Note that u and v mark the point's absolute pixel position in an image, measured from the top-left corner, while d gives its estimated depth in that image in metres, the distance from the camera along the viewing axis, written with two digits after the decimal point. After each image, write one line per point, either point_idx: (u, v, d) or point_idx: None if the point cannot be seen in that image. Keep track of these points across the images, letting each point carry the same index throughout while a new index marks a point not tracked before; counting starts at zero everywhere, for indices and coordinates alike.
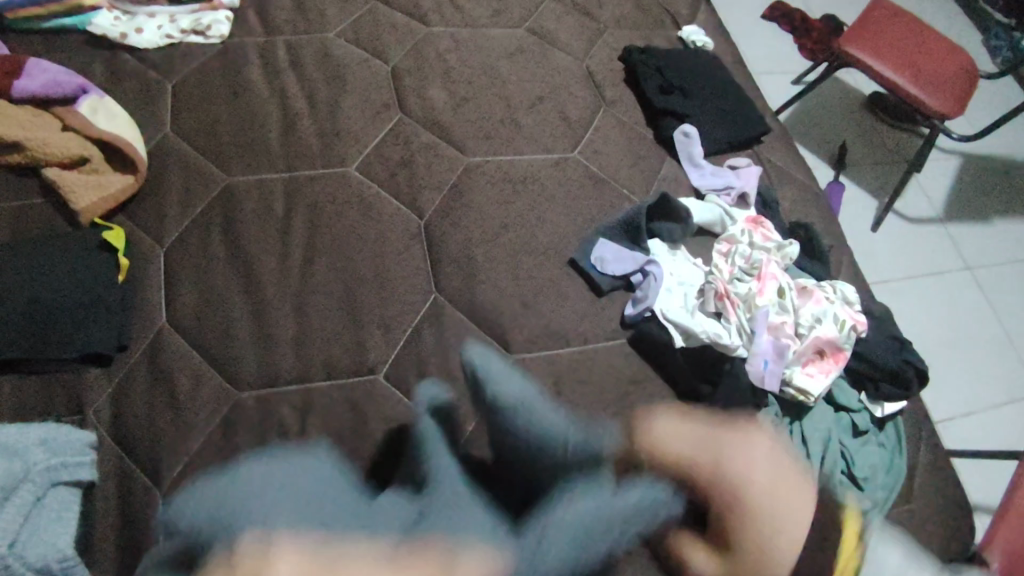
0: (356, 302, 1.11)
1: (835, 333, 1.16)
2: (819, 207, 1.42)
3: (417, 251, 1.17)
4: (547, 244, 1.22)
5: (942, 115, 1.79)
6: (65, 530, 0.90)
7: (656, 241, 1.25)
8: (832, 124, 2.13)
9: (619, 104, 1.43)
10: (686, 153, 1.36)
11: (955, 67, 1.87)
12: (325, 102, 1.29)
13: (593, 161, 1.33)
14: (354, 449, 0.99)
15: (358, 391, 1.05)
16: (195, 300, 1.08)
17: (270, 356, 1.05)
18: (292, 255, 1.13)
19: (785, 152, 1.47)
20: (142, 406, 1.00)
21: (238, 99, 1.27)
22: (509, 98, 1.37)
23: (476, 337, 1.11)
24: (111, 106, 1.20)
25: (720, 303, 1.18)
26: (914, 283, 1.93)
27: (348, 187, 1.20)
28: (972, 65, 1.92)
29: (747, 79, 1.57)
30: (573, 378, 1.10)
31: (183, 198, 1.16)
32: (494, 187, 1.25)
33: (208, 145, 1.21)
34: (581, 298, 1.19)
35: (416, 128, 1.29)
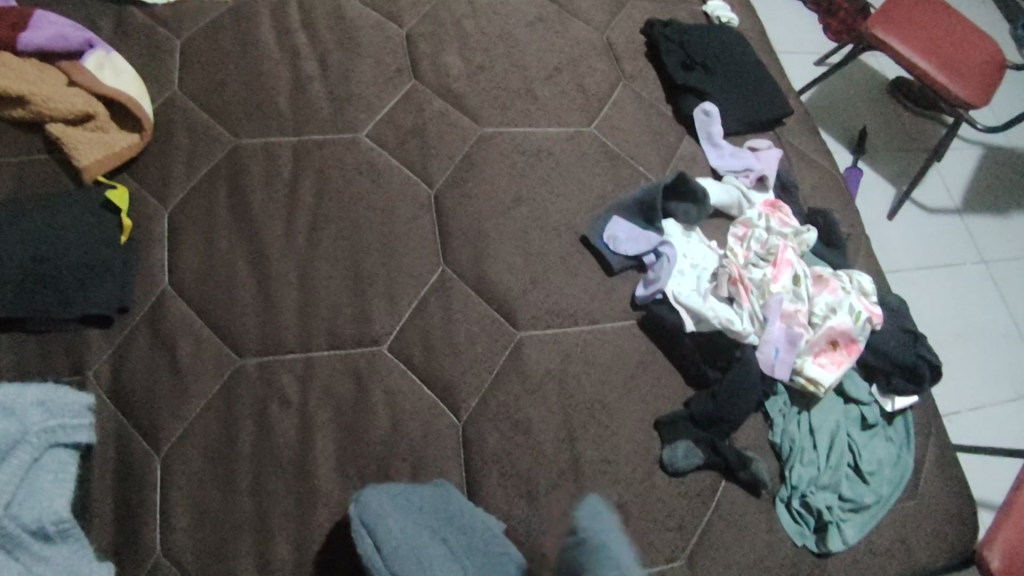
0: (362, 272, 1.09)
1: (850, 325, 1.14)
2: (838, 193, 1.39)
3: (426, 222, 1.15)
4: (558, 219, 1.19)
5: (960, 100, 1.74)
6: (62, 492, 0.89)
7: (669, 222, 1.22)
8: (853, 107, 2.08)
9: (639, 79, 1.39)
10: (705, 133, 1.33)
11: (977, 53, 1.82)
12: (337, 65, 1.25)
13: (610, 136, 1.30)
14: (356, 423, 1.00)
15: (360, 362, 1.03)
16: (198, 263, 1.06)
17: (273, 323, 1.03)
18: (298, 221, 1.11)
19: (807, 135, 1.44)
20: (143, 370, 0.98)
21: (248, 58, 1.24)
22: (526, 68, 1.33)
23: (483, 313, 1.10)
24: (117, 62, 1.17)
25: (733, 288, 1.16)
26: (929, 274, 1.90)
27: (358, 153, 1.17)
28: (996, 53, 1.86)
29: (772, 58, 1.52)
30: (579, 360, 1.10)
31: (189, 158, 1.14)
32: (508, 159, 1.22)
33: (215, 105, 1.18)
34: (591, 277, 1.16)
35: (430, 95, 1.25)
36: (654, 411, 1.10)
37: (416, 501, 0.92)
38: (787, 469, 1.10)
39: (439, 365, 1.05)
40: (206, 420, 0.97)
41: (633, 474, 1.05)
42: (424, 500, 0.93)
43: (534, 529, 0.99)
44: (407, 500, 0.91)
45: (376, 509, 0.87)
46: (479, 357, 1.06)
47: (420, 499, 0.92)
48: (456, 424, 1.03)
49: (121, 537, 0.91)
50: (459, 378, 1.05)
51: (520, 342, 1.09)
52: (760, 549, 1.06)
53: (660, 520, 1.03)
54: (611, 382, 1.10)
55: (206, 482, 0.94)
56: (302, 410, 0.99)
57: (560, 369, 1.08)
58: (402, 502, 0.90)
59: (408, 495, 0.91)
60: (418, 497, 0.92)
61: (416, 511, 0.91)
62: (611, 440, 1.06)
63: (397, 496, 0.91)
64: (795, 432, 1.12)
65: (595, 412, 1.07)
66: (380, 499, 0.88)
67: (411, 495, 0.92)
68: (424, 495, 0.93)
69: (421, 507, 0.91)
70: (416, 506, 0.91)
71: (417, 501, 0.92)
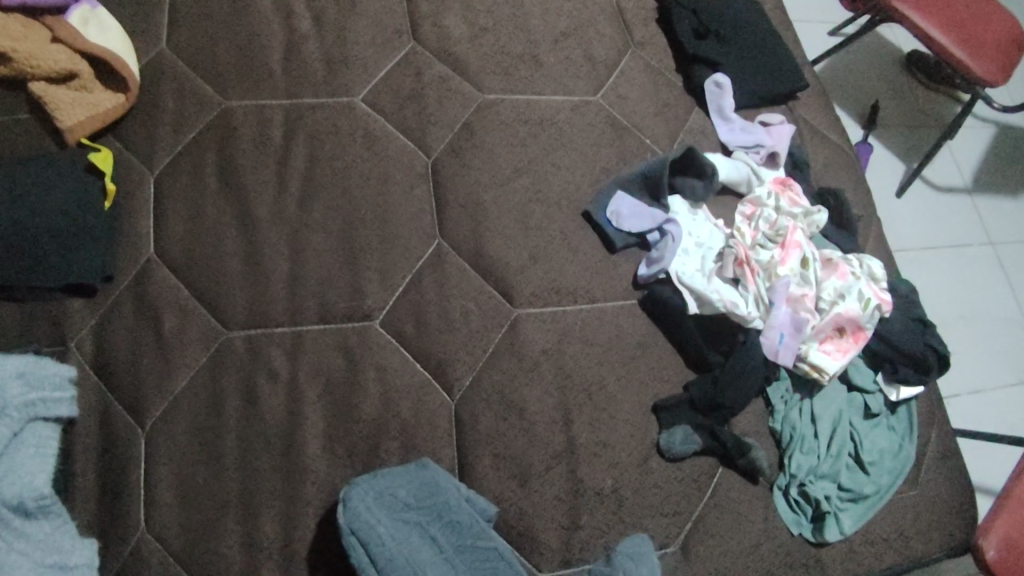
0: (355, 244, 1.05)
1: (858, 312, 1.10)
2: (851, 171, 1.34)
3: (423, 192, 1.10)
4: (561, 193, 1.15)
5: (948, 56, 1.69)
6: (43, 467, 0.86)
7: (676, 199, 1.17)
8: (867, 79, 2.01)
9: (649, 46, 1.33)
10: (716, 105, 1.27)
11: (985, 18, 1.76)
12: (333, 25, 1.19)
13: (617, 107, 1.24)
14: (346, 401, 0.97)
15: (352, 337, 1.00)
16: (186, 231, 1.02)
17: (261, 294, 1.00)
18: (289, 189, 1.06)
19: (821, 110, 1.38)
20: (126, 341, 0.95)
21: (239, 14, 1.18)
22: (531, 32, 1.27)
23: (479, 290, 1.06)
24: (103, 17, 1.10)
25: (739, 269, 1.12)
26: (935, 255, 1.86)
27: (352, 119, 1.12)
28: (1012, 24, 1.78)
29: (788, 25, 1.45)
30: (578, 342, 1.06)
31: (176, 120, 1.09)
32: (510, 128, 1.17)
33: (205, 64, 1.13)
34: (593, 254, 1.12)
35: (429, 58, 1.20)
36: (653, 394, 1.07)
37: (403, 496, 0.90)
38: (786, 457, 1.08)
39: (433, 343, 1.01)
40: (191, 394, 0.94)
41: (630, 458, 1.03)
42: (412, 492, 0.91)
43: (526, 512, 0.96)
44: (395, 497, 0.89)
45: (367, 517, 0.85)
46: (475, 335, 1.03)
47: (407, 492, 0.90)
48: (449, 404, 1.00)
49: (105, 513, 0.88)
50: (454, 357, 1.01)
51: (517, 320, 1.05)
52: (756, 537, 1.04)
53: (655, 505, 1.01)
54: (609, 364, 1.06)
55: (190, 459, 0.91)
56: (290, 384, 0.96)
57: (557, 349, 1.05)
58: (389, 501, 0.89)
59: (394, 491, 0.89)
60: (404, 490, 0.90)
61: (402, 507, 0.89)
62: (608, 423, 1.03)
63: (384, 492, 0.89)
64: (796, 420, 1.09)
65: (593, 395, 1.04)
66: (368, 502, 0.86)
67: (397, 490, 0.89)
68: (409, 486, 0.91)
69: (407, 503, 0.90)
70: (403, 501, 0.90)
71: (403, 497, 0.90)
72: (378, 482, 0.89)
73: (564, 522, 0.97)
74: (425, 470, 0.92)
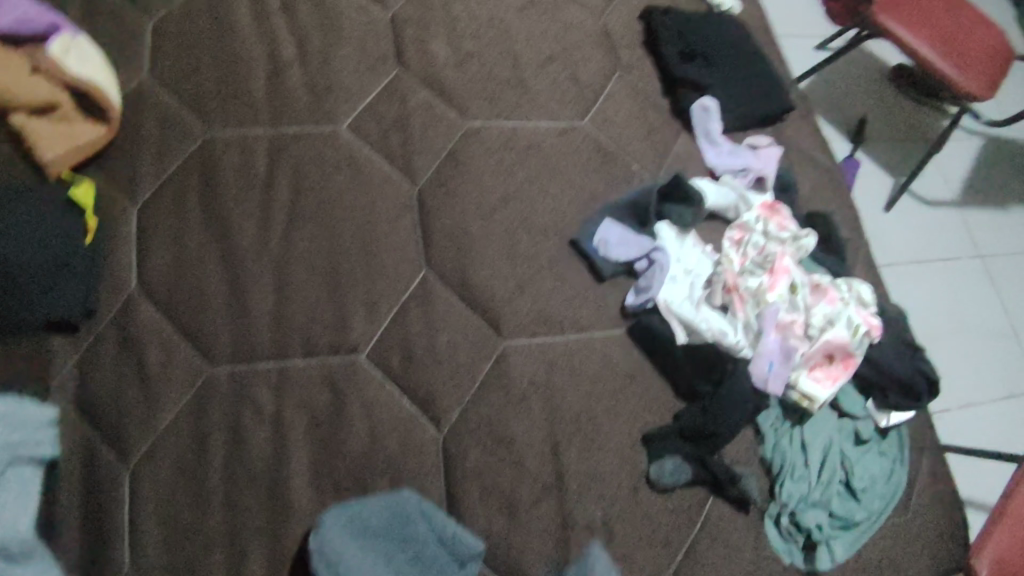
0: (341, 275, 1.04)
1: (847, 338, 1.10)
2: (839, 193, 1.34)
3: (408, 221, 1.09)
4: (548, 221, 1.14)
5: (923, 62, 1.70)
6: (25, 510, 0.85)
7: (663, 224, 1.15)
8: (855, 95, 2.01)
9: (636, 69, 1.32)
10: (703, 129, 1.27)
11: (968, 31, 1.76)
12: (317, 51, 1.18)
13: (604, 132, 1.24)
14: (333, 436, 0.95)
15: (338, 371, 0.99)
16: (169, 265, 1.00)
17: (246, 329, 0.98)
18: (274, 220, 1.05)
19: (808, 131, 1.38)
20: (109, 378, 0.94)
21: (222, 42, 1.17)
22: (517, 57, 1.26)
23: (466, 321, 1.05)
24: (83, 46, 1.09)
25: (727, 296, 1.13)
26: (923, 268, 1.86)
27: (337, 148, 1.11)
28: (996, 41, 1.78)
29: (775, 48, 1.45)
30: (567, 373, 1.05)
31: (158, 151, 1.07)
32: (496, 155, 1.16)
33: (188, 94, 1.12)
34: (581, 283, 1.12)
35: (414, 84, 1.19)
36: (643, 424, 1.07)
37: (374, 523, 0.89)
38: (777, 485, 1.07)
39: (419, 375, 1.00)
40: (174, 433, 0.92)
41: (619, 489, 1.02)
42: (384, 519, 0.90)
43: (515, 547, 0.95)
44: (366, 523, 0.89)
45: (337, 542, 0.85)
46: (462, 367, 1.02)
47: (378, 520, 0.89)
48: (437, 437, 0.99)
49: (89, 555, 0.86)
50: (441, 390, 1.00)
51: (504, 352, 1.04)
52: (748, 566, 1.03)
53: (645, 537, 1.00)
54: (598, 394, 1.06)
55: (176, 498, 0.90)
56: (275, 420, 0.95)
57: (546, 381, 1.04)
58: (360, 527, 0.88)
59: (365, 517, 0.89)
60: (376, 517, 0.89)
61: (373, 535, 0.89)
62: (598, 454, 1.03)
63: (355, 518, 0.88)
64: (787, 447, 1.09)
65: (582, 426, 1.03)
66: (339, 528, 0.86)
67: (369, 517, 0.89)
68: (382, 513, 0.90)
69: (378, 531, 0.89)
70: (374, 529, 0.89)
71: (374, 524, 0.89)
72: (353, 509, 0.89)
73: (553, 557, 0.96)
74: (405, 500, 0.92)
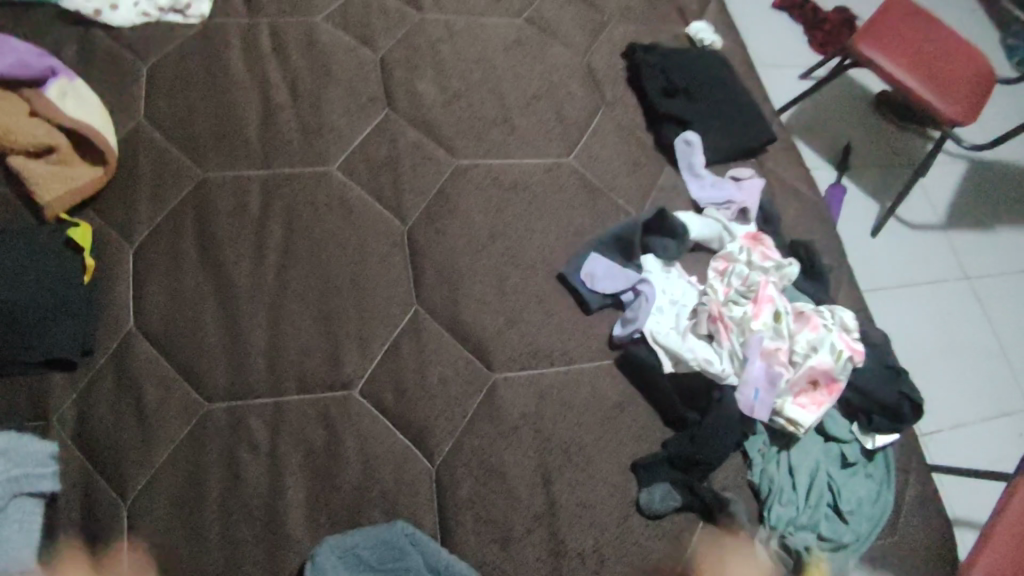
0: (333, 311, 1.06)
1: (830, 364, 1.12)
2: (821, 222, 1.37)
3: (398, 259, 1.12)
4: (535, 255, 1.17)
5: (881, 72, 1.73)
6: (26, 542, 0.86)
7: (649, 257, 1.19)
8: (840, 122, 2.05)
9: (620, 105, 1.36)
10: (686, 162, 1.31)
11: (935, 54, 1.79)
12: (308, 94, 1.22)
13: (589, 167, 1.27)
14: (329, 470, 0.97)
15: (331, 406, 1.01)
16: (165, 303, 1.02)
17: (240, 365, 1.00)
18: (267, 259, 1.08)
19: (790, 162, 1.42)
20: (105, 416, 0.95)
21: (216, 86, 1.20)
22: (503, 95, 1.30)
23: (456, 355, 1.07)
24: (81, 90, 1.13)
25: (713, 326, 1.14)
26: (911, 292, 1.88)
27: (328, 187, 1.14)
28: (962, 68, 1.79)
29: (757, 82, 1.49)
30: (556, 404, 1.07)
31: (155, 192, 1.10)
32: (484, 193, 1.19)
33: (183, 137, 1.15)
34: (569, 316, 1.14)
35: (403, 124, 1.22)
36: (632, 453, 1.08)
37: (367, 556, 0.92)
38: (766, 509, 1.09)
39: (411, 409, 1.02)
40: (170, 469, 0.93)
41: (610, 518, 1.03)
42: (377, 551, 0.92)
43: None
44: (358, 556, 0.91)
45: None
46: (453, 400, 1.04)
47: (371, 552, 0.92)
48: (430, 469, 1.00)
49: None
50: (433, 423, 1.02)
51: (495, 384, 1.07)
52: None
53: (637, 565, 1.01)
54: (588, 423, 1.08)
55: (173, 532, 0.90)
56: (270, 454, 0.96)
57: (536, 413, 1.06)
58: (352, 560, 0.91)
59: (358, 549, 0.91)
60: (369, 550, 0.92)
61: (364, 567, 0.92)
62: (588, 483, 1.04)
63: (349, 551, 0.91)
64: (773, 472, 1.11)
65: (572, 456, 1.05)
66: (333, 563, 0.89)
67: (362, 550, 0.91)
68: (376, 546, 0.92)
69: (370, 564, 0.92)
70: (366, 561, 0.92)
71: (367, 556, 0.92)
72: (346, 540, 0.91)
73: None
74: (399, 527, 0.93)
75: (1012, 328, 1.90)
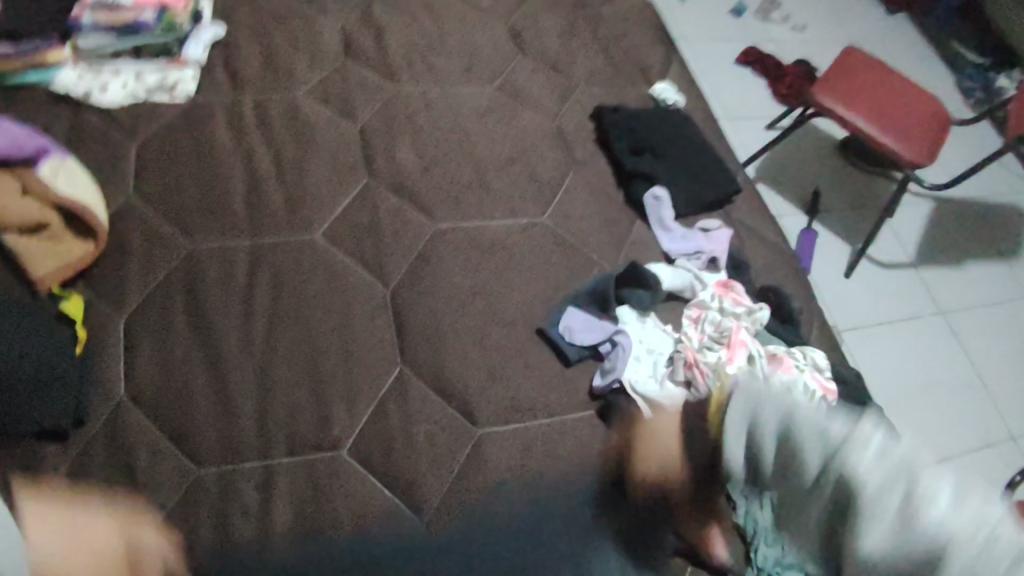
0: (319, 373, 1.09)
1: (805, 405, 1.13)
2: (790, 266, 1.43)
3: (382, 320, 1.16)
4: (516, 311, 1.22)
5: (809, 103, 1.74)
6: None
7: (624, 307, 1.25)
8: (806, 169, 1.96)
9: (590, 164, 1.44)
10: (656, 216, 1.37)
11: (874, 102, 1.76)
12: (291, 165, 1.28)
13: (563, 225, 1.34)
14: (319, 531, 0.97)
15: (320, 466, 1.02)
16: (154, 371, 1.04)
17: (229, 423, 1.02)
18: (254, 322, 1.11)
19: (754, 211, 1.48)
20: (100, 482, 0.96)
21: (202, 159, 1.25)
22: (478, 159, 1.37)
23: (441, 410, 1.11)
24: (74, 169, 1.15)
25: (689, 372, 1.18)
26: (887, 329, 1.73)
27: (312, 255, 1.19)
28: (901, 124, 1.74)
29: (719, 136, 1.57)
30: (542, 453, 1.11)
31: (145, 265, 1.13)
32: (463, 254, 1.25)
33: (171, 210, 1.19)
34: (550, 369, 1.19)
35: (384, 191, 1.29)
36: (622, 502, 1.10)
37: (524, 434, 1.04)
38: (752, 551, 1.06)
39: (400, 467, 1.05)
40: (167, 535, 0.93)
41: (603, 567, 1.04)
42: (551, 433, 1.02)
43: None
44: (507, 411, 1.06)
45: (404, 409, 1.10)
46: (440, 456, 1.07)
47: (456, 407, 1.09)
48: (420, 526, 1.01)
49: None
50: (421, 481, 1.04)
51: (480, 439, 1.10)
52: None
53: None
54: (575, 476, 1.10)
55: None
56: (265, 505, 0.98)
57: (521, 465, 1.09)
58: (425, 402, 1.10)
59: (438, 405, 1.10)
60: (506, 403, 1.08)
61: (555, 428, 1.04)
62: (578, 533, 1.06)
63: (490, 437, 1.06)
64: (759, 515, 1.06)
65: (560, 505, 1.07)
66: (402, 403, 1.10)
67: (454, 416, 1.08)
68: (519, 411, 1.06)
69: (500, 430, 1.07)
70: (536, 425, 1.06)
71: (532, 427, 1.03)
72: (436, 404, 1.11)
73: None
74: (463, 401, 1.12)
75: (1001, 374, 1.73)
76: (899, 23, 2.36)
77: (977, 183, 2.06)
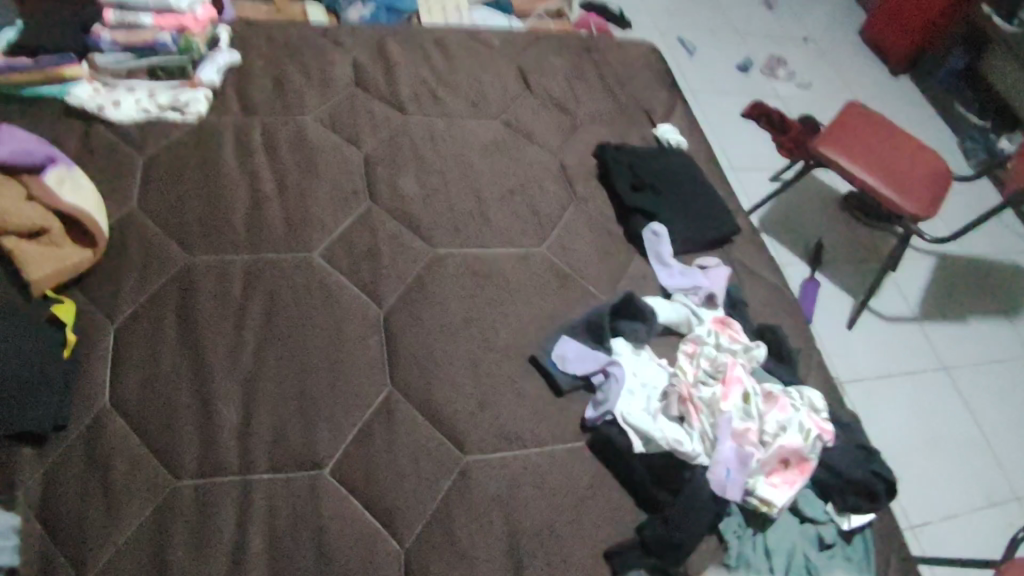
0: (307, 389, 1.08)
1: (800, 443, 1.12)
2: (789, 309, 1.42)
3: (374, 343, 1.15)
4: (509, 340, 1.21)
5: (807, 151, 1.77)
6: None
7: (619, 340, 1.24)
8: (810, 220, 1.96)
9: (592, 199, 1.45)
10: (654, 252, 1.38)
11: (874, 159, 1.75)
12: (294, 187, 1.29)
13: (561, 257, 1.34)
14: (295, 551, 0.95)
15: (302, 487, 1.00)
16: (140, 384, 1.03)
17: (210, 446, 1.00)
18: (245, 340, 1.10)
19: (755, 252, 1.48)
20: (76, 496, 0.93)
21: (207, 174, 1.27)
22: (479, 189, 1.39)
23: (429, 435, 1.09)
24: (78, 179, 1.17)
25: (683, 406, 1.18)
26: (890, 382, 1.70)
27: (309, 274, 1.20)
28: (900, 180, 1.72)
29: (723, 179, 1.58)
30: (528, 483, 1.08)
31: (140, 276, 1.13)
32: (459, 282, 1.25)
33: (173, 221, 1.20)
34: (541, 398, 1.17)
35: (384, 217, 1.30)
36: (606, 536, 1.08)
37: None
38: None
39: (383, 488, 1.03)
40: (136, 545, 0.91)
41: None
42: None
43: None
44: None
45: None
46: (424, 481, 1.05)
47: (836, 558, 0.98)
48: (398, 551, 0.99)
49: None
50: (402, 502, 1.02)
51: (466, 466, 1.07)
52: None
53: None
54: (559, 506, 1.08)
55: None
56: (236, 526, 0.95)
57: (507, 493, 1.07)
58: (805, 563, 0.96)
59: None
60: None
61: None
62: (560, 567, 1.03)
63: None
64: (750, 554, 1.09)
65: (545, 537, 1.04)
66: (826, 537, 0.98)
67: None
68: None
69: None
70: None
71: None
72: None
73: None
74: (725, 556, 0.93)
75: (1005, 433, 1.69)
76: (902, 85, 2.42)
77: (982, 240, 2.06)
